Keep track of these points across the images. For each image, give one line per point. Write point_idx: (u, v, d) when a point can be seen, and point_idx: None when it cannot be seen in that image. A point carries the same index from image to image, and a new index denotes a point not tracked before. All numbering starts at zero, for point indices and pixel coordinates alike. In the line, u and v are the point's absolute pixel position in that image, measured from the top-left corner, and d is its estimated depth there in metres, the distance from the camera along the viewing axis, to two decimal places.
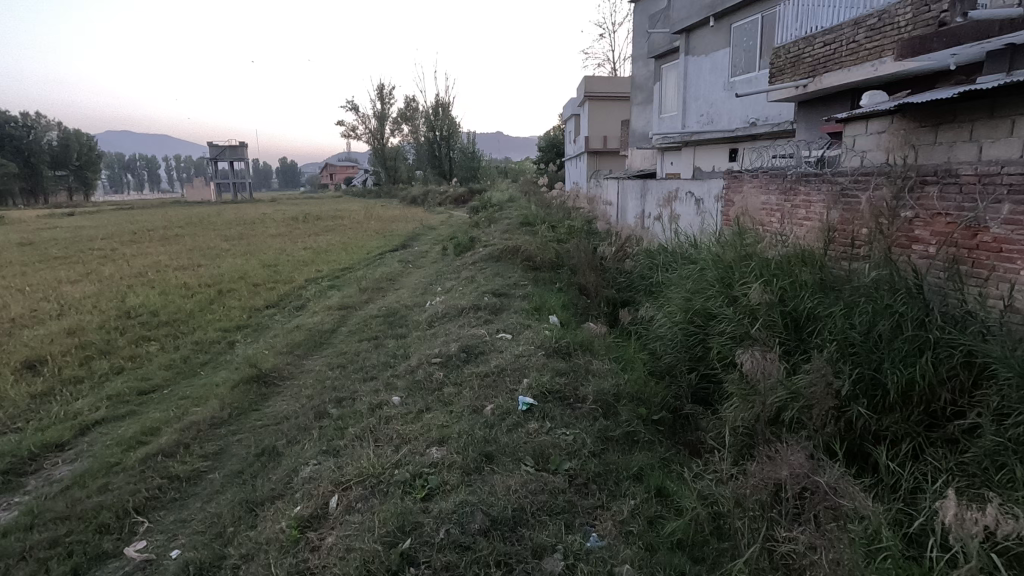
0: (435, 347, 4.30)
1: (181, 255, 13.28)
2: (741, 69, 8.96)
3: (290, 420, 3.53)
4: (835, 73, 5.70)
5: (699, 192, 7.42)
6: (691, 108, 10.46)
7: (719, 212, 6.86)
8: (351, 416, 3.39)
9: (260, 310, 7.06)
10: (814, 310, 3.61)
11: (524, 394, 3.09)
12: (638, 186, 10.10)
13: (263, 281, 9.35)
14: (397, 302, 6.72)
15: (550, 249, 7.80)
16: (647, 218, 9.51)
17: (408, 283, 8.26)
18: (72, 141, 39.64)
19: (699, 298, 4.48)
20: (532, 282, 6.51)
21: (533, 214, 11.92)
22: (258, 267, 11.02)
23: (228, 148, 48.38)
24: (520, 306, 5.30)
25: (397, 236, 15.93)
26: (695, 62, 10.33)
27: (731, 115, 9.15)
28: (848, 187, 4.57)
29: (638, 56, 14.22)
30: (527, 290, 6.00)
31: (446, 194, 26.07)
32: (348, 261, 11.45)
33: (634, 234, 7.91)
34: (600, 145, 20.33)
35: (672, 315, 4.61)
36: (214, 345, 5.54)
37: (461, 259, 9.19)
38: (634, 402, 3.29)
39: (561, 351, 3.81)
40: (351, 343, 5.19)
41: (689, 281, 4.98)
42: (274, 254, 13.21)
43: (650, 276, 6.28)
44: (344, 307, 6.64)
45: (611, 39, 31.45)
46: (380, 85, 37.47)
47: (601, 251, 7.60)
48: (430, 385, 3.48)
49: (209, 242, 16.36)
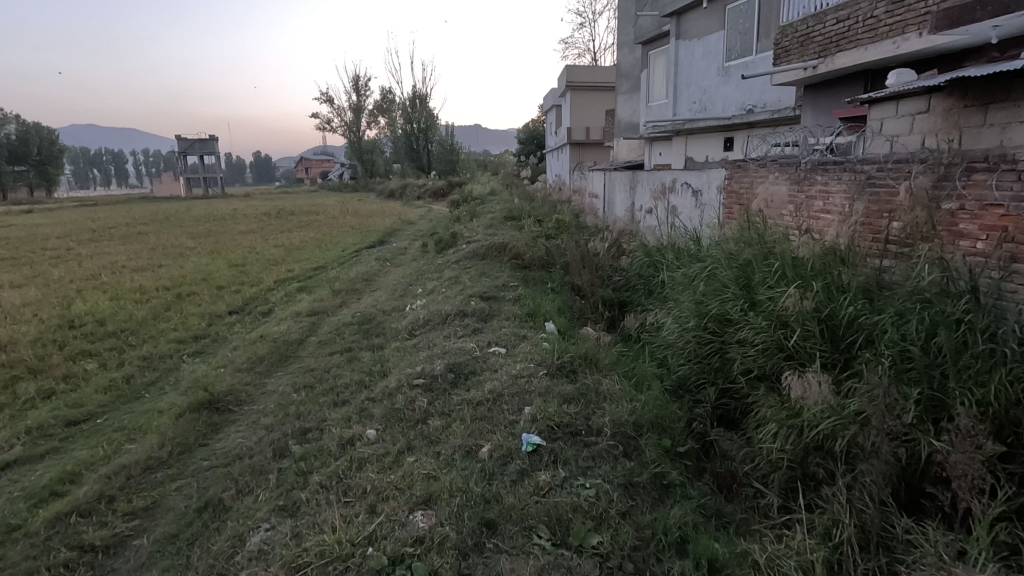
0: (417, 364, 3.72)
1: (142, 255, 12.41)
2: (737, 53, 8.51)
3: (243, 460, 2.93)
4: (851, 52, 5.24)
5: (697, 184, 6.97)
6: (682, 96, 9.99)
7: (721, 204, 6.40)
8: (317, 455, 2.80)
9: (221, 318, 6.37)
10: (858, 318, 3.13)
11: (528, 429, 2.54)
12: (627, 178, 9.60)
13: (229, 283, 8.63)
14: (374, 307, 6.12)
15: (539, 246, 7.26)
16: (638, 212, 9.02)
17: (386, 284, 7.64)
18: (32, 135, 37.70)
19: (715, 302, 4.01)
20: (522, 283, 5.97)
21: (518, 209, 11.35)
22: (224, 268, 10.28)
23: (198, 141, 46.77)
24: (512, 311, 4.76)
25: (375, 231, 15.24)
26: (686, 46, 9.84)
27: (726, 102, 8.70)
28: (875, 177, 4.12)
29: (624, 42, 13.71)
30: (517, 292, 5.46)
31: (425, 188, 25.43)
32: (322, 259, 10.76)
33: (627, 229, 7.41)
34: (583, 137, 19.86)
35: (683, 321, 4.13)
36: (164, 361, 4.87)
37: (443, 257, 8.59)
38: (656, 432, 2.77)
39: (566, 369, 3.27)
40: (321, 356, 4.58)
41: (699, 283, 4.49)
42: (243, 253, 12.44)
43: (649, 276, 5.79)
44: (315, 313, 6.01)
45: (591, 30, 31.05)
46: (355, 75, 36.38)
47: (593, 248, 7.09)
48: (412, 416, 2.90)
49: (175, 240, 15.45)
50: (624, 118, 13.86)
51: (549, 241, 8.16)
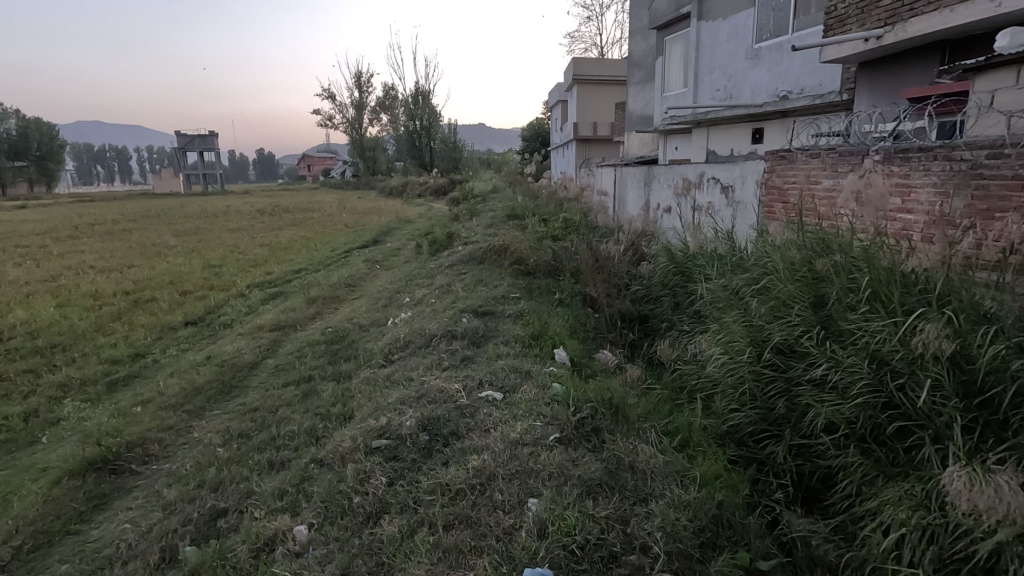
0: (384, 409, 2.79)
1: (117, 255, 11.49)
2: (769, 32, 7.55)
3: (117, 567, 2.02)
4: (931, 16, 4.36)
5: (726, 178, 6.04)
6: (703, 83, 9.00)
7: (759, 202, 5.48)
8: (219, 568, 1.89)
9: (173, 332, 5.45)
10: (1014, 361, 2.17)
11: (534, 551, 1.63)
12: (640, 174, 8.68)
13: (197, 287, 7.69)
14: (352, 320, 5.19)
15: (545, 249, 6.32)
16: (653, 212, 8.11)
17: (371, 291, 6.71)
18: (32, 131, 36.86)
19: (778, 329, 3.10)
20: (526, 293, 5.02)
21: (521, 207, 10.42)
22: (200, 269, 9.36)
23: (197, 137, 45.93)
24: (512, 331, 3.82)
25: (370, 230, 14.30)
26: (709, 27, 8.75)
27: (756, 88, 7.76)
28: (984, 166, 3.18)
29: (636, 29, 12.74)
30: (519, 306, 4.52)
31: (427, 186, 24.53)
32: (308, 261, 9.84)
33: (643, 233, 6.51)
34: (590, 133, 18.92)
35: (736, 352, 3.23)
36: (82, 389, 3.95)
37: (436, 259, 7.65)
38: (725, 541, 1.86)
39: (587, 429, 2.33)
40: (272, 388, 3.66)
41: (752, 302, 3.57)
42: (226, 252, 11.52)
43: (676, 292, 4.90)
44: (279, 328, 5.06)
45: (598, 24, 30.15)
46: (357, 71, 35.53)
47: (606, 253, 6.17)
48: (362, 508, 1.98)
49: (158, 238, 14.53)
50: (637, 110, 12.90)
51: (556, 243, 7.22)
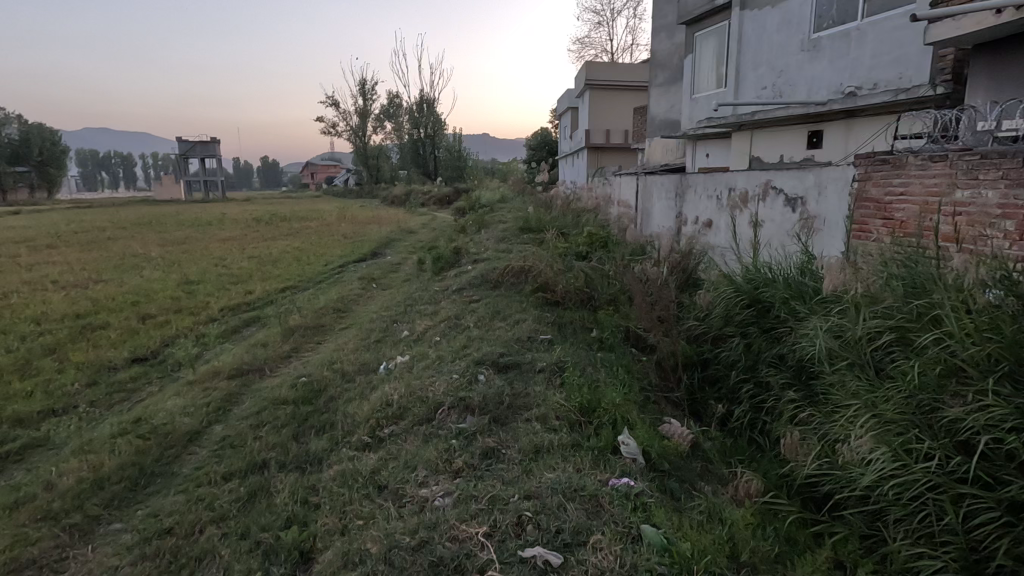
0: (359, 564, 1.69)
1: (90, 267, 10.43)
2: (831, 19, 6.46)
3: None
4: None
5: (796, 188, 4.95)
6: (746, 80, 7.92)
7: (844, 218, 4.42)
8: None
9: (111, 374, 4.34)
10: None
11: None
12: (670, 182, 7.59)
13: (162, 309, 6.59)
14: (334, 363, 4.07)
15: (573, 270, 5.24)
16: (688, 226, 7.03)
17: (363, 319, 5.61)
18: (34, 136, 36.17)
19: (979, 423, 2.00)
20: (556, 333, 3.92)
21: (535, 218, 9.33)
22: (173, 286, 8.28)
23: (198, 144, 45.10)
24: (550, 399, 2.71)
25: (368, 241, 13.24)
26: (753, 17, 7.68)
27: (815, 85, 6.69)
28: None
29: (660, 26, 11.72)
30: (551, 353, 3.42)
31: (431, 195, 23.57)
32: (296, 277, 8.76)
33: (686, 255, 5.46)
34: (603, 140, 17.91)
35: (902, 449, 2.11)
36: None
37: (441, 280, 6.57)
38: None
39: None
40: (206, 481, 2.55)
41: (904, 368, 2.47)
42: (210, 266, 10.45)
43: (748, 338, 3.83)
44: (239, 375, 3.95)
45: (608, 31, 29.38)
46: (362, 78, 34.75)
47: (646, 276, 5.09)
48: None
49: (143, 248, 13.48)
50: (660, 114, 11.84)
51: (582, 262, 6.15)
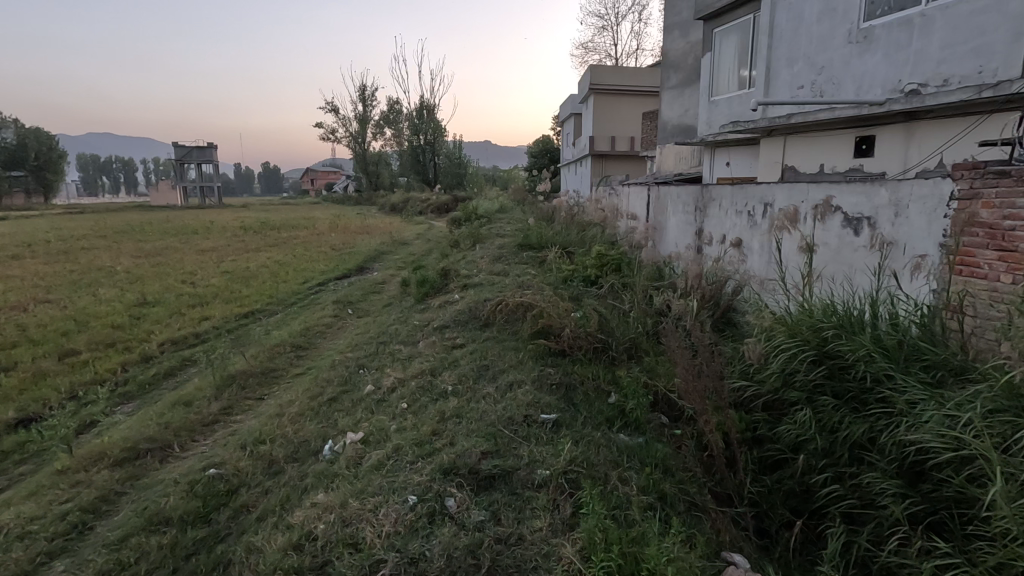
0: None
1: (42, 284, 9.35)
2: (887, 5, 5.45)
3: None
4: None
5: (860, 207, 3.94)
6: (778, 78, 6.91)
7: (933, 247, 3.40)
8: None
9: None
10: None
11: None
12: (687, 194, 6.55)
13: (91, 343, 5.52)
14: (263, 441, 3.01)
15: (581, 308, 4.19)
16: (710, 246, 6.00)
17: (322, 362, 4.55)
18: (29, 140, 35.17)
19: None
20: (561, 406, 2.87)
21: (536, 233, 8.27)
22: (122, 310, 7.20)
23: (195, 149, 44.06)
24: (557, 567, 1.68)
25: (356, 255, 12.18)
26: (787, 5, 6.66)
27: (867, 82, 5.68)
28: None
29: (674, 24, 10.74)
30: (555, 448, 2.37)
31: (429, 204, 22.55)
32: (265, 299, 7.70)
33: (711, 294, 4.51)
34: (607, 148, 16.93)
35: None
36: None
37: (423, 310, 5.51)
38: None
39: None
40: None
41: None
42: (175, 283, 9.37)
43: (824, 413, 2.78)
44: (129, 460, 2.90)
45: (613, 36, 28.49)
46: (361, 83, 33.86)
47: (672, 315, 4.05)
48: None
49: (112, 262, 12.37)
50: (673, 119, 10.84)
51: (589, 293, 5.10)
